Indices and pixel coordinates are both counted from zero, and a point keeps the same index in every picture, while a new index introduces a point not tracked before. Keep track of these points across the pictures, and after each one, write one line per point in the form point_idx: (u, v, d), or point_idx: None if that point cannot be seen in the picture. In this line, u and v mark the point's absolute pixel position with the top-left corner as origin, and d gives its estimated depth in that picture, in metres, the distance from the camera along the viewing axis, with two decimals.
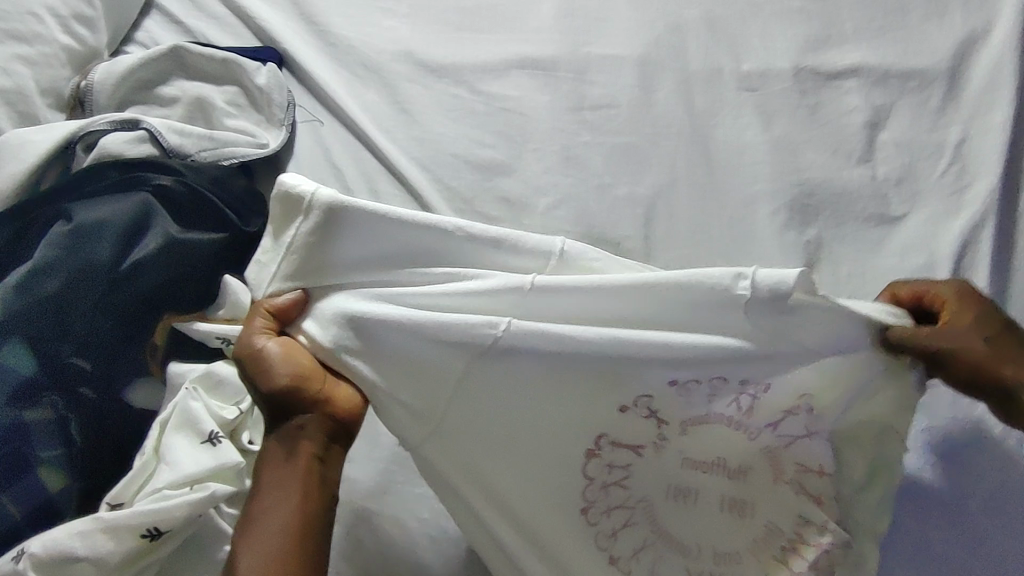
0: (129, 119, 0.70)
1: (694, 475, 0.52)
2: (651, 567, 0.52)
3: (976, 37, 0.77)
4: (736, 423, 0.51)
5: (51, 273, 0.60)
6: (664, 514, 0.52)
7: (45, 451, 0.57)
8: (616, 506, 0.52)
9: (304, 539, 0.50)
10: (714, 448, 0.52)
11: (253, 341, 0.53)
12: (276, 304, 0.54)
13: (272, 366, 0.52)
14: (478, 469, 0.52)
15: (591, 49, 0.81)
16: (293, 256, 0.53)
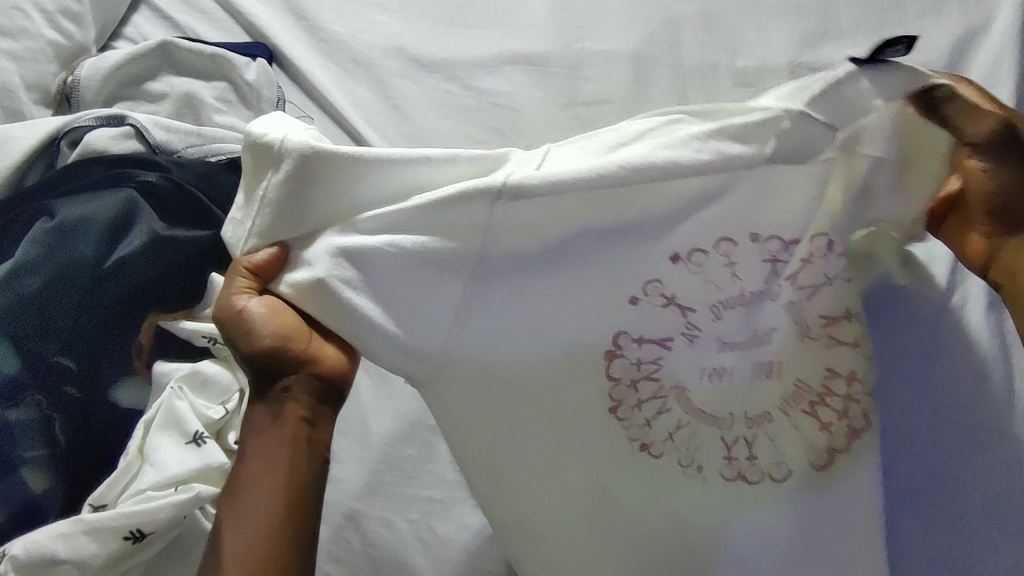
0: (115, 114, 0.69)
1: (727, 356, 0.51)
2: (690, 453, 0.51)
3: (975, 33, 0.76)
4: (760, 295, 0.50)
5: (33, 270, 0.59)
6: (699, 398, 0.51)
7: (27, 452, 0.56)
8: (649, 399, 0.50)
9: (298, 511, 0.46)
10: (745, 326, 0.51)
11: (233, 299, 0.47)
12: (252, 260, 0.47)
13: (255, 326, 0.47)
14: (499, 394, 0.48)
15: (585, 44, 0.80)
16: (268, 211, 0.46)
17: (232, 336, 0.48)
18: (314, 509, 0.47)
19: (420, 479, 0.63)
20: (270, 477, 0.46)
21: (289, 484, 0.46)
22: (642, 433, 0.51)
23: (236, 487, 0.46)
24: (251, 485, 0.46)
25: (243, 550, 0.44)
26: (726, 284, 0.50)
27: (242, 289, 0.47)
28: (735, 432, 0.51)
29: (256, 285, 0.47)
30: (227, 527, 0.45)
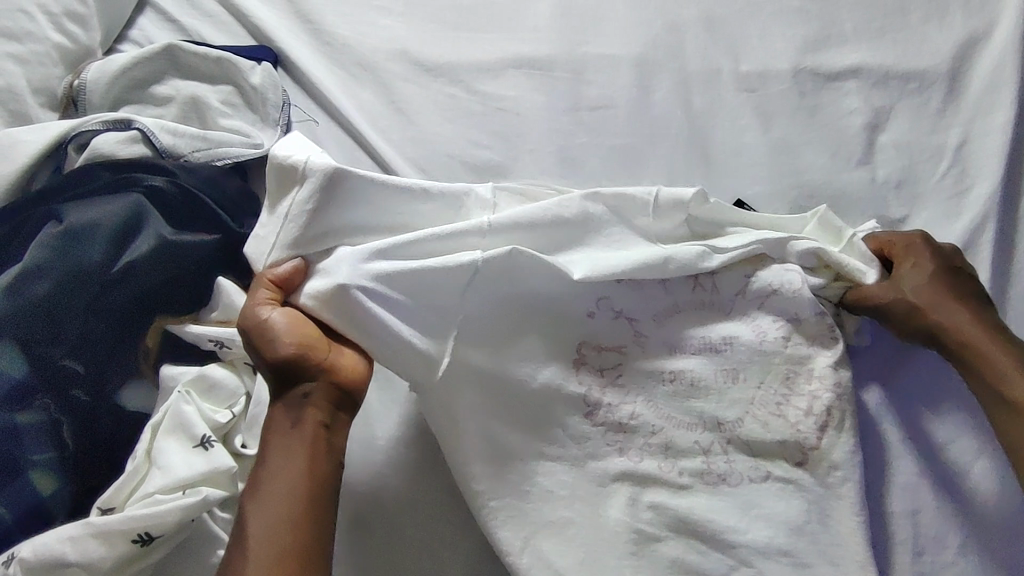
0: (121, 118, 0.69)
1: (676, 360, 0.60)
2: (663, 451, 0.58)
3: (978, 38, 0.77)
4: (705, 306, 0.61)
5: (42, 275, 0.60)
6: (662, 401, 0.59)
7: (36, 454, 0.56)
8: (617, 404, 0.58)
9: (319, 494, 0.53)
10: (686, 336, 0.60)
11: (258, 310, 0.55)
12: (276, 273, 0.57)
13: (276, 332, 0.55)
14: (485, 392, 0.58)
15: (588, 48, 0.80)
16: (293, 223, 0.57)
17: (253, 342, 0.56)
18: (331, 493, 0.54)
19: (425, 482, 0.63)
20: (292, 469, 0.53)
21: (310, 470, 0.53)
22: (611, 429, 0.58)
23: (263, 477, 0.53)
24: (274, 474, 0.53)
25: (266, 522, 0.51)
26: (660, 297, 0.61)
27: (266, 302, 0.56)
28: (710, 437, 0.58)
29: (277, 298, 0.57)
30: (255, 510, 0.52)
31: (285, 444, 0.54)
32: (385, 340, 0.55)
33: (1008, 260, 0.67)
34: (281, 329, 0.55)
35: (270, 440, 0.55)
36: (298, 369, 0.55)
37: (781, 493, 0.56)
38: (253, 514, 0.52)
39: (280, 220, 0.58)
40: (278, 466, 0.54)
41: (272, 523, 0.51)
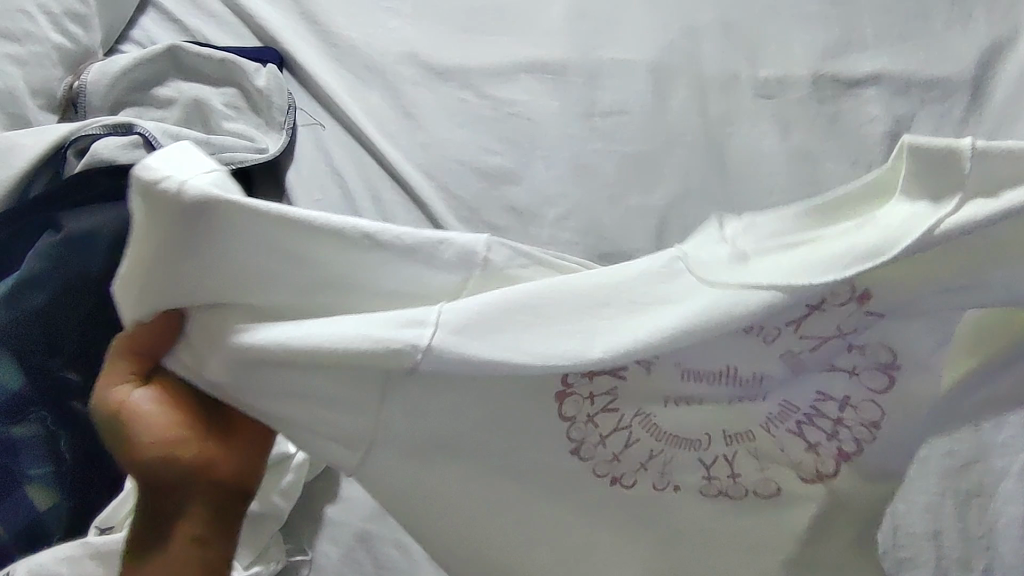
0: (123, 123, 0.67)
1: (697, 386, 0.41)
2: (659, 476, 0.43)
3: (1002, 45, 0.74)
4: (752, 327, 0.39)
5: (39, 286, 0.57)
6: (672, 423, 0.43)
7: (33, 469, 0.55)
8: (611, 431, 0.42)
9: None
10: (724, 357, 0.40)
11: (119, 387, 0.39)
12: (136, 340, 0.38)
13: (135, 434, 0.39)
14: (430, 454, 0.39)
15: (603, 53, 0.78)
16: (140, 271, 0.34)
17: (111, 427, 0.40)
18: None
19: None
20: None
21: None
22: (600, 457, 0.42)
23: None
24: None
25: None
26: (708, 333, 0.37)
27: (124, 372, 0.39)
28: (714, 451, 0.43)
29: (135, 362, 0.39)
30: None
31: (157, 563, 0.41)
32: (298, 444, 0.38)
33: None
34: (147, 412, 0.39)
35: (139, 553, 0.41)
36: (175, 464, 0.40)
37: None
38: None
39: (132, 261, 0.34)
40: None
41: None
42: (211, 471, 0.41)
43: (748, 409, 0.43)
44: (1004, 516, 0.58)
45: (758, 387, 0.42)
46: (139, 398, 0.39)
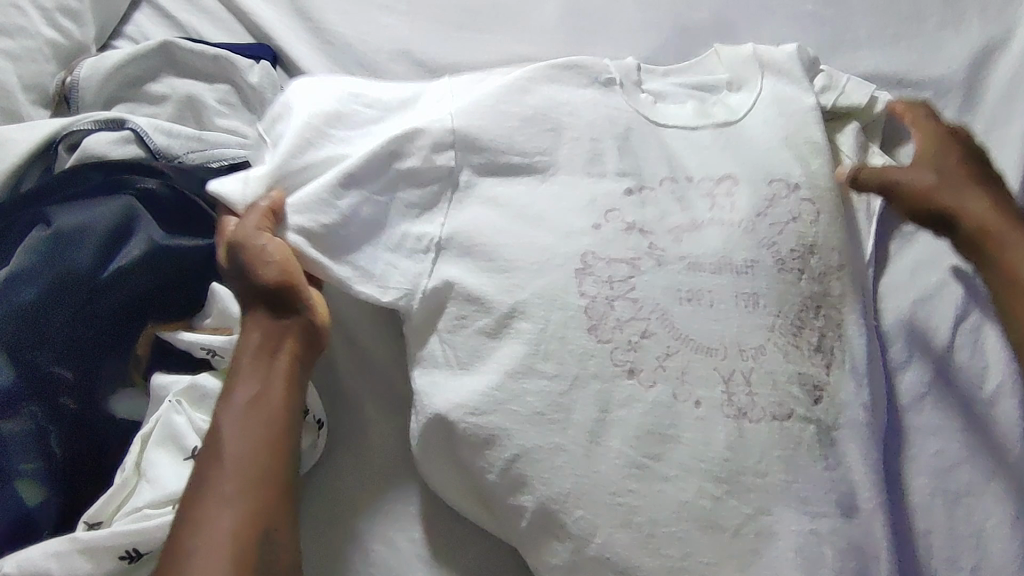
0: (114, 118, 0.67)
1: (704, 280, 0.57)
2: (679, 372, 0.55)
3: (993, 47, 0.75)
4: (730, 223, 0.59)
5: (28, 281, 0.57)
6: (684, 324, 0.56)
7: (22, 463, 0.54)
8: (629, 321, 0.56)
9: (280, 437, 0.54)
10: (710, 248, 0.58)
11: (252, 232, 0.57)
12: (273, 204, 0.58)
13: (265, 266, 0.57)
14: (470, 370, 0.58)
15: (596, 51, 0.78)
16: (261, 176, 0.60)
17: (243, 263, 0.57)
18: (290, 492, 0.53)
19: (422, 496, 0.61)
20: (270, 404, 0.55)
21: (264, 479, 0.52)
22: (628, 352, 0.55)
23: (245, 403, 0.55)
24: (255, 399, 0.55)
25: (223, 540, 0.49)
26: (677, 212, 0.60)
27: (259, 230, 0.57)
28: (733, 367, 0.55)
29: (272, 225, 0.58)
30: (201, 510, 0.50)
31: (260, 372, 0.56)
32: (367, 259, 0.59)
33: None
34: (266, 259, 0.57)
35: (244, 366, 0.56)
36: (285, 301, 0.58)
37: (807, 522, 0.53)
38: (225, 443, 0.53)
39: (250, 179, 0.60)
40: (237, 446, 0.53)
41: (244, 462, 0.52)
42: (308, 310, 0.59)
43: (754, 319, 0.56)
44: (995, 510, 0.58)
45: (755, 279, 0.57)
46: (266, 243, 0.57)
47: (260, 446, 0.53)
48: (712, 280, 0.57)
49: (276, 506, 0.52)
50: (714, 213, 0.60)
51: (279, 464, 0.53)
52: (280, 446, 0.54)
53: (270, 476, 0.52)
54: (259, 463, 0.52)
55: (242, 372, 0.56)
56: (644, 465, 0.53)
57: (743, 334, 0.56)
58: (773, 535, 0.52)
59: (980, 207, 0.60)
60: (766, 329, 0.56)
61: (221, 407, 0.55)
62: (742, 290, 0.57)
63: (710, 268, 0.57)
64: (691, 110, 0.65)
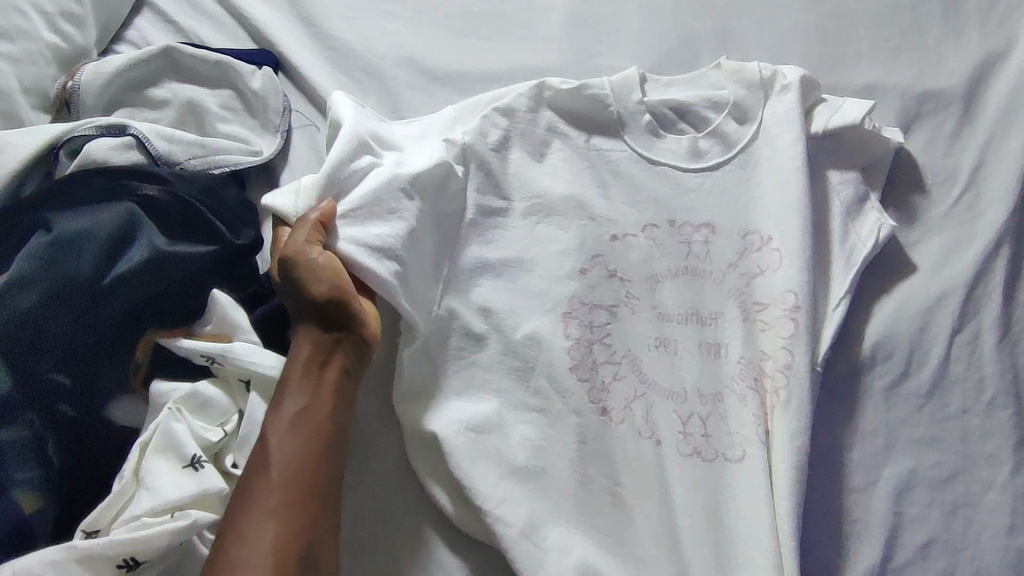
0: (116, 124, 0.67)
1: (667, 327, 0.63)
2: (642, 412, 0.60)
3: (993, 61, 0.76)
4: (698, 271, 0.64)
5: (28, 287, 0.56)
6: (647, 367, 0.61)
7: (21, 471, 0.54)
8: (604, 363, 0.62)
9: (326, 456, 0.54)
10: (680, 301, 0.63)
11: (304, 246, 0.57)
12: (326, 212, 0.58)
13: (316, 274, 0.57)
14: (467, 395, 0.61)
15: (600, 60, 0.79)
16: (313, 187, 0.60)
17: (295, 276, 0.57)
18: (328, 506, 0.53)
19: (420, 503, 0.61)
20: (319, 421, 0.54)
21: (306, 491, 0.52)
22: (596, 389, 0.61)
23: (294, 418, 0.54)
24: (304, 414, 0.54)
25: (263, 551, 0.49)
26: (657, 261, 0.65)
27: (312, 238, 0.57)
28: (692, 408, 0.60)
29: (322, 238, 0.58)
30: (243, 518, 0.50)
31: (307, 388, 0.55)
32: (412, 277, 0.60)
33: (1018, 287, 0.66)
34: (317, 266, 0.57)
35: (292, 378, 0.56)
36: (336, 317, 0.57)
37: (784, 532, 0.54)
38: (270, 455, 0.52)
39: (301, 190, 0.61)
40: (281, 456, 0.52)
41: (288, 474, 0.52)
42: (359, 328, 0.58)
43: (720, 365, 0.61)
44: (989, 520, 0.59)
45: (717, 330, 0.62)
46: (319, 255, 0.57)
47: (308, 461, 0.53)
48: (679, 322, 0.63)
49: (317, 520, 0.51)
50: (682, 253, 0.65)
51: (323, 483, 0.53)
52: (325, 463, 0.53)
53: (312, 491, 0.52)
54: (304, 479, 0.52)
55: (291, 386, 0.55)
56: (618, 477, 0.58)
57: (702, 379, 0.61)
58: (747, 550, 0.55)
59: None
60: (727, 376, 0.61)
61: (267, 414, 0.55)
62: (697, 327, 0.62)
63: (678, 318, 0.63)
64: (685, 147, 0.68)
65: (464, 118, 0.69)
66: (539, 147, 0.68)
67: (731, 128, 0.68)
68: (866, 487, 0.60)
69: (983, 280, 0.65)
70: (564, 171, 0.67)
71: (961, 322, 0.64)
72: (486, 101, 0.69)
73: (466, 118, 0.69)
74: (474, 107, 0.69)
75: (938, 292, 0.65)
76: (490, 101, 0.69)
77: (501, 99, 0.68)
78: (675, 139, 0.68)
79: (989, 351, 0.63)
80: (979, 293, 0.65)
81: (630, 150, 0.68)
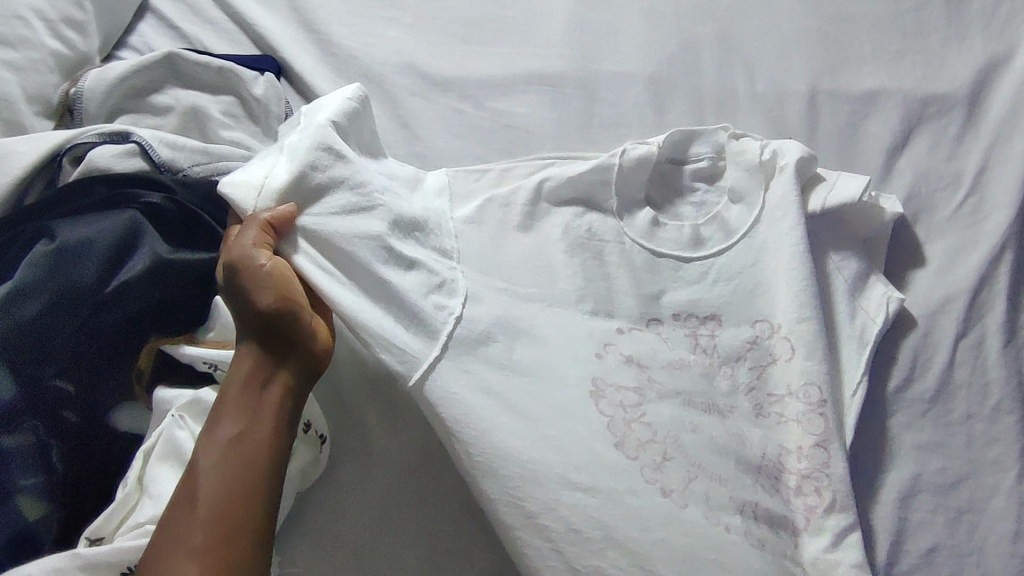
0: (119, 131, 0.67)
1: (700, 403, 0.60)
2: (688, 487, 0.55)
3: (996, 64, 0.75)
4: (717, 342, 0.63)
5: (30, 296, 0.56)
6: (688, 442, 0.57)
7: (25, 479, 0.54)
8: (645, 439, 0.56)
9: (264, 478, 0.52)
10: (696, 366, 0.62)
11: (251, 249, 0.54)
12: (273, 216, 0.55)
13: (258, 284, 0.54)
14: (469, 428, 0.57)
15: (602, 65, 0.78)
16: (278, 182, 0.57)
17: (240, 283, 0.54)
18: (259, 537, 0.51)
19: (422, 510, 0.61)
20: (256, 444, 0.53)
21: (232, 524, 0.50)
22: (640, 467, 0.55)
23: (229, 442, 0.53)
24: (240, 436, 0.53)
25: None
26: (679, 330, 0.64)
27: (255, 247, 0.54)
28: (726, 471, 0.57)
29: (270, 241, 0.55)
30: (168, 554, 0.49)
31: (245, 409, 0.54)
32: (376, 292, 0.57)
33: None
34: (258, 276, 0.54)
35: (229, 399, 0.54)
36: (282, 330, 0.55)
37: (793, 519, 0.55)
38: (200, 486, 0.51)
39: (265, 184, 0.56)
40: (210, 487, 0.51)
41: (215, 508, 0.50)
42: (306, 342, 0.57)
43: (747, 429, 0.60)
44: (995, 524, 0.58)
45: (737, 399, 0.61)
46: (266, 261, 0.54)
47: (242, 488, 0.51)
48: (685, 351, 0.63)
49: (243, 556, 0.50)
50: (679, 272, 0.66)
51: (253, 514, 0.51)
52: (257, 492, 0.51)
53: (243, 524, 0.50)
54: (237, 507, 0.51)
55: (228, 406, 0.54)
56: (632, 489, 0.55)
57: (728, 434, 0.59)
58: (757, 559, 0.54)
59: None
60: (746, 435, 0.60)
61: (200, 437, 0.53)
62: (697, 354, 0.63)
63: (697, 370, 0.62)
64: (686, 236, 0.68)
65: (462, 183, 0.68)
66: (542, 185, 0.68)
67: (731, 215, 0.68)
68: (869, 493, 0.60)
69: (987, 284, 0.65)
70: (562, 183, 0.68)
71: (963, 328, 0.64)
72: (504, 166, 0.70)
73: (464, 183, 0.68)
74: (471, 174, 0.69)
75: (941, 297, 0.65)
76: (506, 166, 0.70)
77: (501, 187, 0.68)
78: (681, 245, 0.67)
79: (994, 357, 0.63)
80: (982, 297, 0.65)
81: (631, 198, 0.69)
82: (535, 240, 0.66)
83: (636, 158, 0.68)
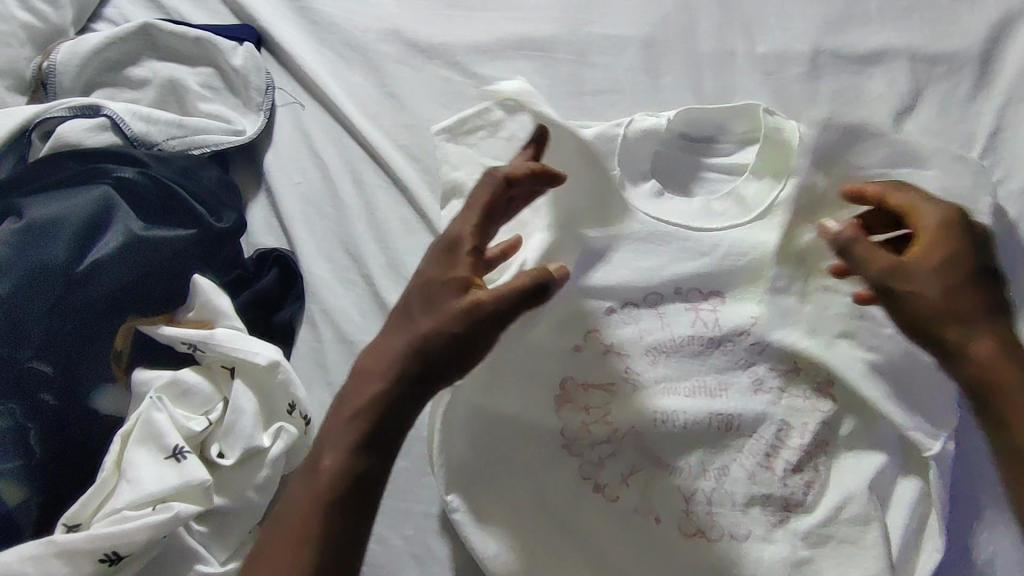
0: (90, 104, 0.65)
1: (673, 397, 0.59)
2: (641, 489, 0.57)
3: (1011, 19, 0.72)
4: (708, 323, 0.61)
5: (1, 276, 0.55)
6: (652, 440, 0.58)
7: (2, 463, 0.52)
8: (600, 439, 0.58)
9: (343, 516, 0.47)
10: (682, 351, 0.61)
11: (462, 284, 0.50)
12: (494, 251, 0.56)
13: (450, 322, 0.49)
14: (474, 420, 0.57)
15: (593, 28, 0.75)
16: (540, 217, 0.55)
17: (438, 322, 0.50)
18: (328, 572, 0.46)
19: (413, 493, 0.60)
20: (371, 482, 0.48)
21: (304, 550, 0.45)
22: (588, 460, 0.57)
23: (327, 472, 0.47)
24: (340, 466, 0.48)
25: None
26: (663, 309, 0.62)
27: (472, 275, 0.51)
28: (692, 461, 0.57)
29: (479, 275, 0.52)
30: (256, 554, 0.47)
31: (349, 440, 0.48)
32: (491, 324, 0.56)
33: None
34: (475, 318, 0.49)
35: (332, 424, 0.49)
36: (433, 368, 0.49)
37: (784, 490, 0.56)
38: (285, 505, 0.48)
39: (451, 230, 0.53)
40: (290, 506, 0.48)
41: (291, 523, 0.47)
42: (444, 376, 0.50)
43: (742, 404, 0.58)
44: None
45: (724, 380, 0.60)
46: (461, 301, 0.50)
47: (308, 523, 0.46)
48: (683, 326, 0.61)
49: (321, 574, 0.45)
50: (688, 245, 0.62)
51: (334, 543, 0.46)
52: (332, 521, 0.46)
53: (318, 543, 0.46)
54: (313, 522, 0.46)
55: (332, 436, 0.49)
56: (607, 465, 0.57)
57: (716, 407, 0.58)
58: (738, 535, 0.55)
59: (976, 333, 0.52)
60: (734, 409, 0.58)
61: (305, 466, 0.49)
62: (698, 327, 0.61)
63: (688, 350, 0.61)
64: (695, 209, 0.63)
65: (454, 150, 0.64)
66: None
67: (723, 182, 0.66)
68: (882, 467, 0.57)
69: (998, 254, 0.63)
70: None
71: None
72: (495, 120, 0.64)
73: (456, 151, 0.64)
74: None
75: None
76: (495, 128, 0.64)
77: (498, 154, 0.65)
78: (688, 218, 0.62)
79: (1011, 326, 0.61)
80: None
81: (629, 166, 0.63)
82: (526, 213, 0.63)
83: (642, 130, 0.63)
